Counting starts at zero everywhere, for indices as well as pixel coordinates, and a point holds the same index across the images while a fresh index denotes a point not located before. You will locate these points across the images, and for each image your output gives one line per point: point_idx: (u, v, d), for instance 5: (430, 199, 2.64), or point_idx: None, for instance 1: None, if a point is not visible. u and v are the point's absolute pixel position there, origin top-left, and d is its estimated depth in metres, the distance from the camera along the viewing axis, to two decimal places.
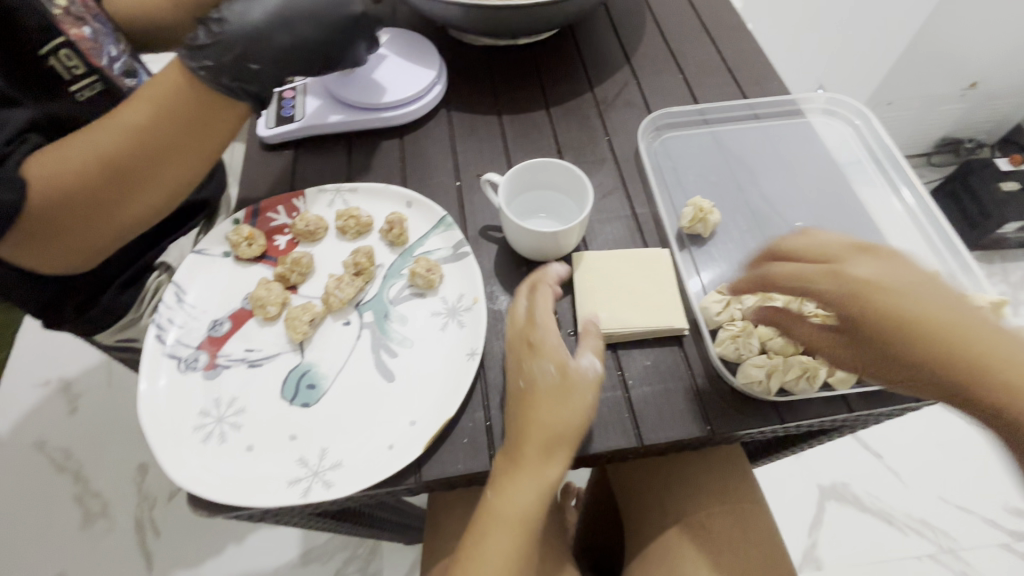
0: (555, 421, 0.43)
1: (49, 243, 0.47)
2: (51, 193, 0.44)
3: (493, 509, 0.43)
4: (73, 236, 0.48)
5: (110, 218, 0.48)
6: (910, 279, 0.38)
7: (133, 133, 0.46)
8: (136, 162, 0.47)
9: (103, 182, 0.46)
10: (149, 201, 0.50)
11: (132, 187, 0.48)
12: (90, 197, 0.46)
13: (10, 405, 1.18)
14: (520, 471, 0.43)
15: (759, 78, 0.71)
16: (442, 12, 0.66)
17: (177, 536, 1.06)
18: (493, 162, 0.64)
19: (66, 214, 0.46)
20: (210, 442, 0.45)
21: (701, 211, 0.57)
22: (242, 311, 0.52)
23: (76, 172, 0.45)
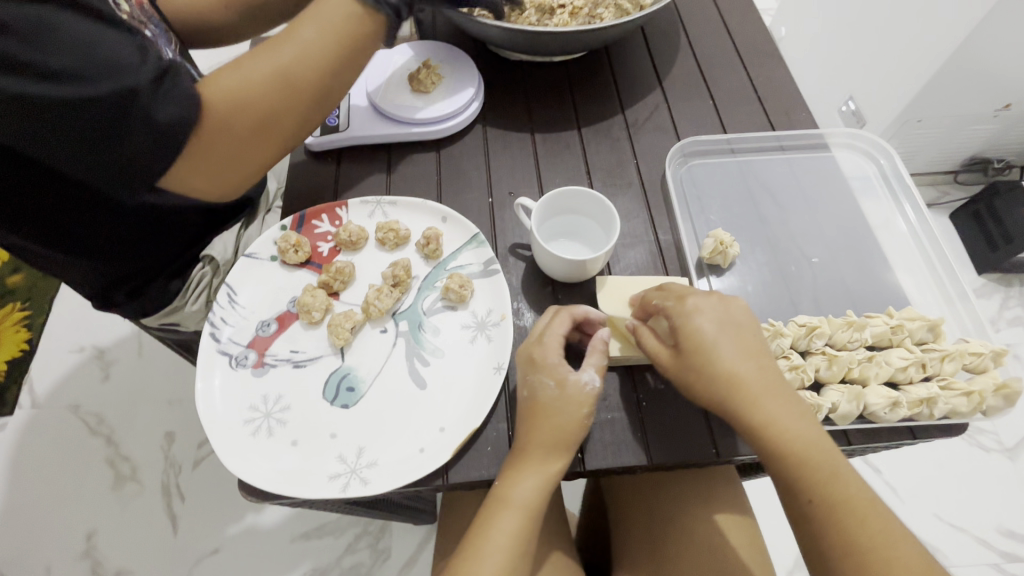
0: (555, 429, 0.47)
1: (219, 158, 0.52)
2: (232, 103, 0.50)
3: (497, 499, 0.47)
4: (250, 144, 0.53)
5: (278, 128, 0.54)
6: (776, 388, 0.46)
7: (300, 49, 0.52)
8: (302, 78, 0.52)
9: (276, 95, 0.52)
10: (306, 112, 0.55)
11: (296, 97, 0.53)
12: (263, 105, 0.52)
13: (49, 368, 1.26)
14: (522, 473, 0.47)
15: (788, 108, 0.72)
16: (485, 32, 0.68)
17: (200, 502, 1.13)
18: (524, 180, 0.67)
19: (245, 124, 0.51)
20: (258, 435, 0.50)
21: (721, 244, 0.59)
22: (288, 314, 0.57)
23: (253, 85, 0.51)
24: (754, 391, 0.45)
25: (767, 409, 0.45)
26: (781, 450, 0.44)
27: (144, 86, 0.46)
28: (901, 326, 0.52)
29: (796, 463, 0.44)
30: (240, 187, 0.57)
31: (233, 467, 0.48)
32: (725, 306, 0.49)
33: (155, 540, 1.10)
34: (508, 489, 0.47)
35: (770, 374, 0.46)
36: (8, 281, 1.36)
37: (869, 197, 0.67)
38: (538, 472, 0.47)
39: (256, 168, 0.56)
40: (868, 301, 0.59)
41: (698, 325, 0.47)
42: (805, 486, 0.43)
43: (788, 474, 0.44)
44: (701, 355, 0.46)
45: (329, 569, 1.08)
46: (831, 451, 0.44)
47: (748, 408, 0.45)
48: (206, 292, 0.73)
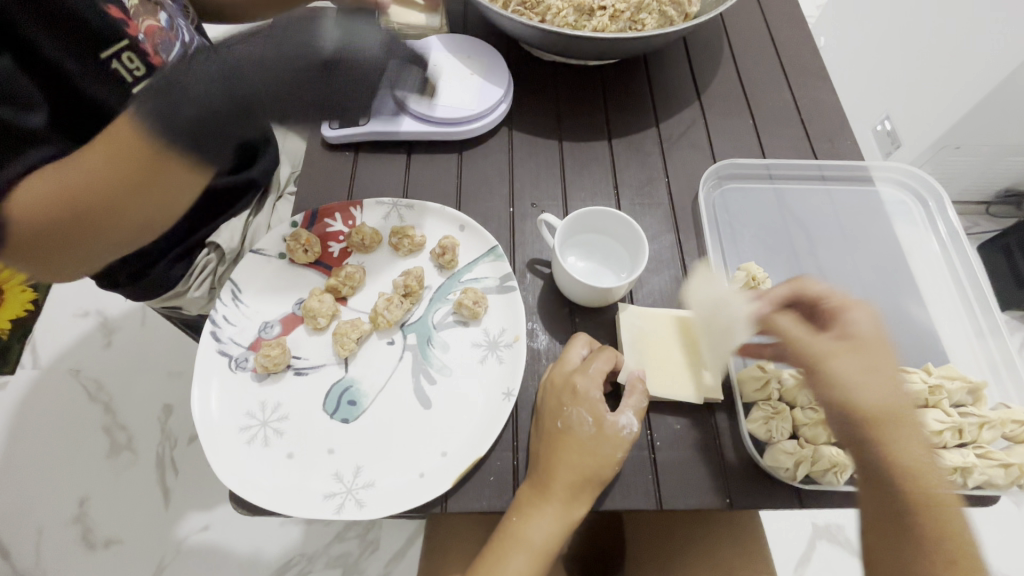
0: (582, 466, 0.45)
1: (36, 262, 0.46)
2: (24, 231, 0.43)
3: (512, 531, 0.45)
4: (72, 264, 0.48)
5: (101, 248, 0.48)
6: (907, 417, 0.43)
7: (118, 143, 0.43)
8: (92, 205, 0.44)
9: (71, 224, 0.44)
10: (139, 229, 0.48)
11: (122, 221, 0.47)
12: (82, 235, 0.46)
13: (52, 330, 1.25)
14: (541, 509, 0.45)
15: (832, 135, 0.69)
16: (521, 32, 0.65)
17: (193, 479, 1.12)
18: (549, 191, 0.64)
19: (45, 249, 0.45)
20: (254, 445, 0.48)
21: (754, 280, 0.56)
22: (293, 316, 0.54)
23: (58, 204, 0.43)
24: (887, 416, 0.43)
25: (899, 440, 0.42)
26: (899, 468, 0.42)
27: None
28: (940, 387, 0.49)
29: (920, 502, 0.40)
30: (82, 273, 0.51)
31: (227, 477, 0.46)
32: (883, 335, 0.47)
33: (145, 513, 1.09)
34: (524, 526, 0.45)
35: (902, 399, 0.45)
36: None
37: (912, 237, 0.63)
38: (552, 510, 0.45)
39: (81, 272, 0.51)
40: (905, 351, 0.55)
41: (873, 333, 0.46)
42: (933, 524, 0.40)
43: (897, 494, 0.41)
44: (839, 365, 0.45)
45: (315, 557, 1.07)
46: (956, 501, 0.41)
47: (881, 436, 0.43)
48: (210, 280, 0.70)
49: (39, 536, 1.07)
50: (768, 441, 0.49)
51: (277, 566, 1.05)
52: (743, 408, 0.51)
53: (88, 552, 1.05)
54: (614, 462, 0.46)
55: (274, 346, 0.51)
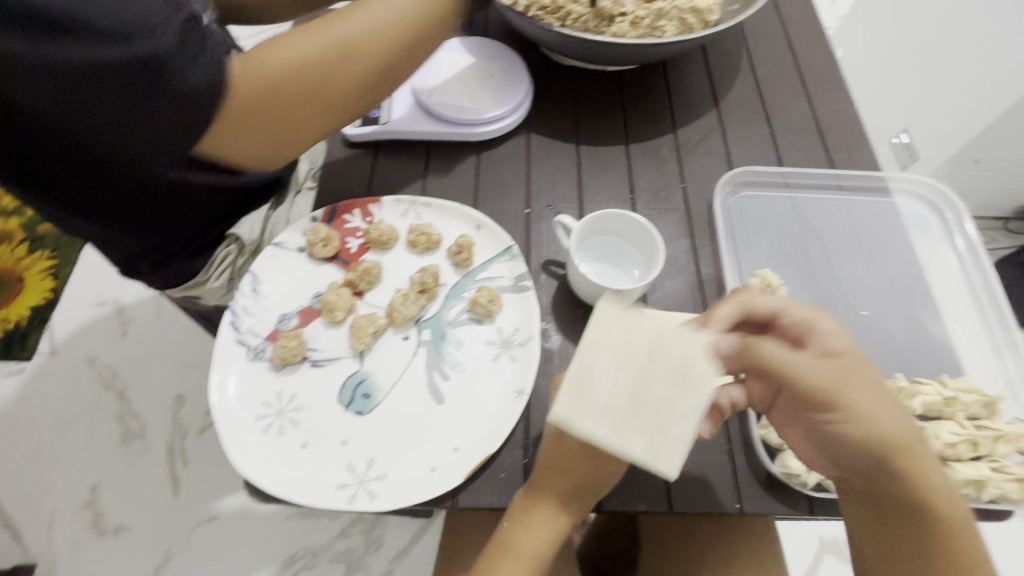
0: (574, 479, 0.45)
1: (252, 131, 0.52)
2: (264, 81, 0.50)
3: (506, 538, 0.47)
4: (287, 129, 0.54)
5: (314, 120, 0.54)
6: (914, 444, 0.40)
7: (334, 51, 0.52)
8: (345, 65, 0.53)
9: (312, 80, 0.52)
10: (320, 119, 0.55)
11: (304, 123, 0.54)
12: (273, 124, 0.52)
13: (69, 318, 1.27)
14: (534, 517, 0.46)
15: (850, 145, 0.69)
16: (541, 36, 0.66)
17: (203, 469, 1.14)
18: (565, 193, 0.64)
19: (282, 105, 0.51)
20: (269, 433, 0.49)
21: (769, 286, 0.56)
22: (311, 308, 0.55)
23: (272, 87, 0.50)
24: (918, 459, 0.40)
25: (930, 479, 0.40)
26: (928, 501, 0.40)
27: (167, 54, 0.44)
28: (955, 400, 0.49)
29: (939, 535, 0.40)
30: (266, 159, 0.56)
31: (242, 465, 0.47)
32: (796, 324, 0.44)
33: (155, 501, 1.11)
34: (517, 534, 0.46)
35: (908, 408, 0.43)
36: (39, 227, 1.38)
37: (930, 249, 0.63)
38: (551, 518, 0.46)
39: (269, 158, 0.56)
40: (920, 363, 0.55)
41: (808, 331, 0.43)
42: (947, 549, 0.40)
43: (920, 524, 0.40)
44: (851, 405, 0.40)
45: (320, 551, 1.08)
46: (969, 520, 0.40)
47: (911, 478, 0.40)
48: (229, 271, 0.72)
49: (52, 519, 1.09)
50: (779, 447, 0.50)
51: (282, 559, 1.06)
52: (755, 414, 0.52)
53: (99, 537, 1.07)
54: (610, 474, 0.46)
55: (292, 338, 0.52)
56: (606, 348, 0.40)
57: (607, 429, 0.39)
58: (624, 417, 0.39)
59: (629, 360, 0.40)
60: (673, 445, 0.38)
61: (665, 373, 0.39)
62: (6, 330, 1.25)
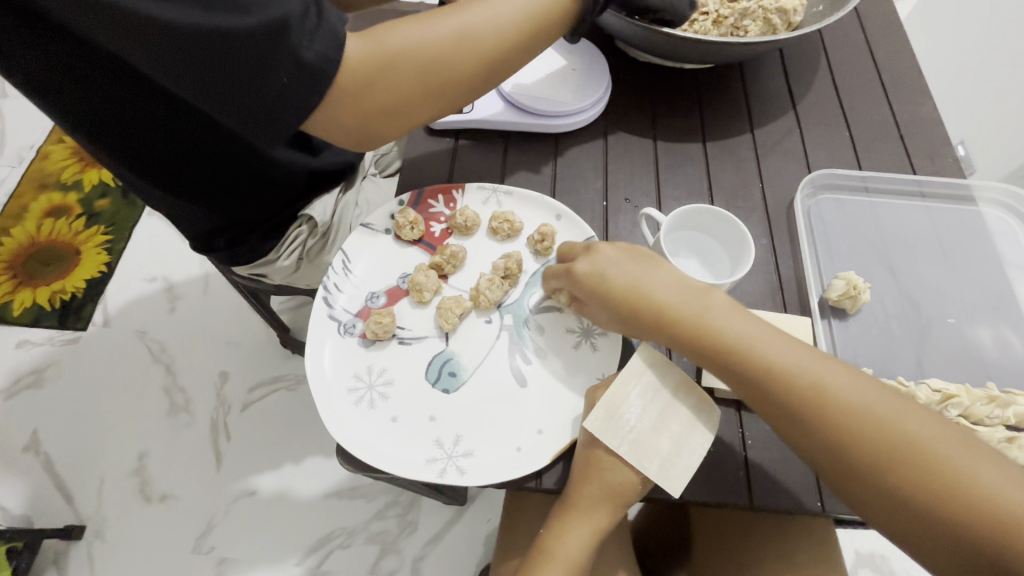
0: (602, 485, 0.47)
1: (358, 114, 0.54)
2: (376, 66, 0.52)
3: (545, 546, 0.50)
4: (391, 113, 0.55)
5: (417, 108, 0.56)
6: (727, 315, 0.47)
7: (451, 38, 0.54)
8: (451, 64, 0.55)
9: (419, 73, 0.54)
10: (421, 108, 0.57)
11: (411, 106, 0.56)
12: (383, 104, 0.54)
13: (123, 292, 1.32)
14: (569, 520, 0.49)
15: (932, 153, 0.68)
16: (623, 32, 0.67)
17: (245, 444, 1.17)
18: (643, 188, 0.65)
19: (389, 93, 0.54)
20: (361, 406, 0.50)
21: (854, 289, 0.56)
22: (398, 289, 0.57)
23: (388, 67, 0.52)
24: (721, 330, 0.47)
25: (740, 342, 0.46)
26: (823, 412, 0.43)
27: (293, 22, 0.45)
28: None
29: (785, 398, 0.44)
30: (366, 141, 0.58)
31: (336, 434, 0.48)
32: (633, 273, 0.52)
33: (199, 472, 1.14)
34: (553, 541, 0.49)
35: (737, 311, 0.48)
36: (97, 204, 1.43)
37: (1016, 260, 0.62)
38: (583, 528, 0.48)
39: (370, 139, 0.58)
40: (1002, 377, 0.55)
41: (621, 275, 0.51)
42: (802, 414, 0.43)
43: (808, 422, 0.43)
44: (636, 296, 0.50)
45: (356, 531, 1.10)
46: (815, 375, 0.44)
47: (726, 352, 0.46)
48: (299, 250, 0.74)
49: (101, 483, 1.13)
50: None
51: (320, 536, 1.09)
52: None
53: (145, 503, 1.11)
54: (637, 484, 0.47)
55: (384, 314, 0.54)
56: (642, 380, 0.47)
57: (629, 447, 0.46)
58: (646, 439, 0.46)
59: (657, 397, 0.47)
60: (680, 473, 0.45)
61: (683, 411, 0.47)
62: (63, 301, 1.30)
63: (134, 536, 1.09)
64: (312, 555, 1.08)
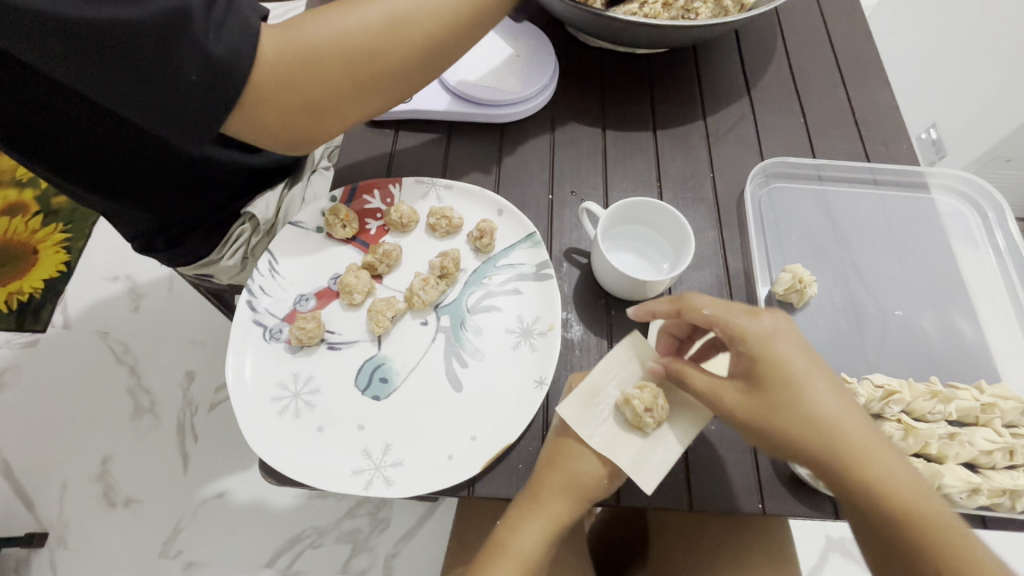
0: (571, 472, 0.45)
1: (279, 109, 0.49)
2: (296, 57, 0.47)
3: (504, 543, 0.46)
4: (321, 111, 0.51)
5: (348, 105, 0.52)
6: (807, 359, 0.42)
7: (379, 25, 0.50)
8: (383, 54, 0.50)
9: (347, 66, 0.49)
10: (354, 106, 0.52)
11: (341, 104, 0.52)
12: (309, 98, 0.49)
13: (83, 292, 1.27)
14: (534, 514, 0.45)
15: (887, 137, 0.66)
16: (570, 17, 0.64)
17: (212, 446, 1.14)
18: (590, 179, 0.63)
19: (315, 87, 0.49)
20: (285, 415, 0.48)
21: (800, 282, 0.54)
22: (329, 290, 0.54)
23: (308, 62, 0.48)
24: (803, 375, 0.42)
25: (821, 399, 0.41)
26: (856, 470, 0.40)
27: (195, 17, 0.41)
28: (993, 406, 0.48)
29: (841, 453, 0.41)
30: (296, 140, 0.53)
31: (256, 447, 0.46)
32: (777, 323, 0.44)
33: (164, 475, 1.11)
34: (512, 537, 0.45)
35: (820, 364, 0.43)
36: (54, 201, 1.37)
37: (970, 247, 0.60)
38: (540, 518, 0.45)
39: (301, 138, 0.53)
40: (953, 367, 0.54)
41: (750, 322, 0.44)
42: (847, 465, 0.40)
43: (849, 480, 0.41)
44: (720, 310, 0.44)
45: (327, 530, 1.08)
46: (869, 437, 0.41)
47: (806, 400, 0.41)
48: (243, 250, 0.67)
49: (64, 490, 1.09)
50: None
51: (290, 537, 1.07)
52: None
53: (110, 509, 1.08)
54: (604, 477, 0.46)
55: (309, 319, 0.51)
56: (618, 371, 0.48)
57: (602, 437, 0.46)
58: (622, 432, 0.47)
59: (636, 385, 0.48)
60: (653, 469, 0.45)
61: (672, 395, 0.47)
62: (20, 302, 1.25)
63: (97, 543, 1.05)
64: (282, 555, 1.06)
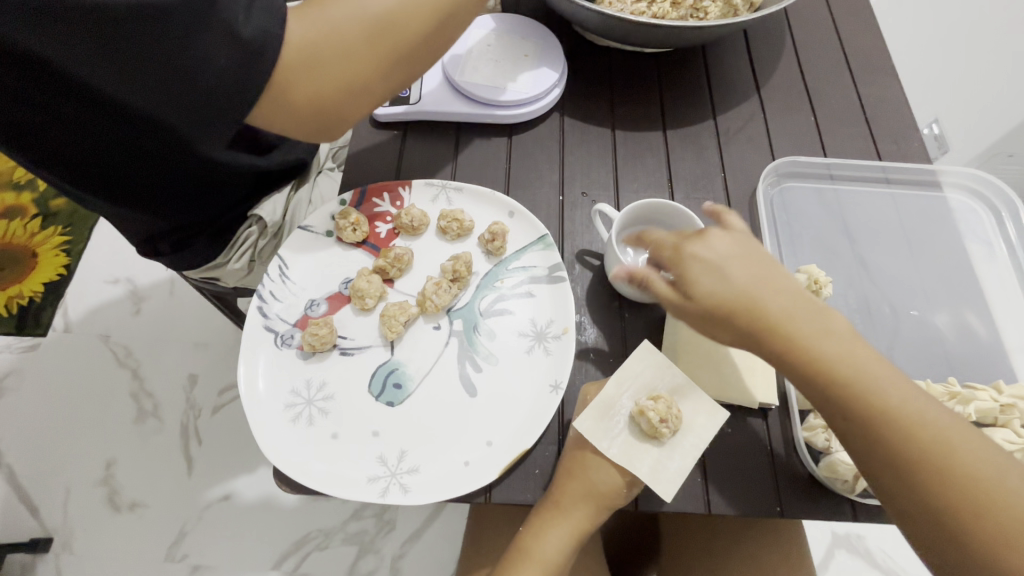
0: (589, 483, 0.46)
1: (307, 91, 0.48)
2: (321, 34, 0.46)
3: (527, 549, 0.47)
4: (348, 93, 0.50)
5: (374, 85, 0.51)
6: (749, 265, 0.41)
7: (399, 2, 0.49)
8: (405, 27, 0.49)
9: (372, 42, 0.48)
10: (380, 86, 0.51)
11: (368, 85, 0.50)
12: (336, 78, 0.48)
13: (84, 296, 1.27)
14: (555, 521, 0.47)
15: (897, 135, 0.66)
16: (579, 16, 0.63)
17: (217, 449, 1.14)
18: (601, 180, 0.62)
19: (341, 65, 0.48)
20: (300, 423, 0.48)
21: (816, 284, 0.54)
22: (340, 295, 0.54)
23: (332, 40, 0.47)
24: (757, 289, 0.40)
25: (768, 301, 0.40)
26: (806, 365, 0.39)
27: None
28: (1012, 407, 0.48)
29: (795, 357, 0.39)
30: (324, 128, 0.51)
31: (272, 456, 0.46)
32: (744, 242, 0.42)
33: (169, 479, 1.11)
34: (534, 544, 0.47)
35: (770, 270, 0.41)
36: (52, 204, 1.36)
37: (982, 246, 0.60)
38: (563, 527, 0.47)
39: (330, 125, 0.51)
40: (968, 367, 0.53)
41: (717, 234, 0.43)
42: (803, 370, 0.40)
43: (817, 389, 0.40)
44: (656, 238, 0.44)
45: (334, 532, 1.08)
46: (818, 331, 0.39)
47: (752, 304, 0.40)
48: (250, 253, 0.67)
49: (68, 495, 1.09)
50: (823, 450, 0.47)
51: (296, 539, 1.07)
52: (799, 416, 0.50)
53: (115, 513, 1.07)
54: (623, 487, 0.46)
55: (322, 325, 0.50)
56: (628, 377, 0.47)
57: (619, 448, 0.45)
58: (639, 442, 0.46)
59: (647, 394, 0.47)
60: (672, 476, 0.44)
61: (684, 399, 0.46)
62: (20, 306, 1.24)
63: (104, 548, 1.05)
64: (288, 558, 1.05)
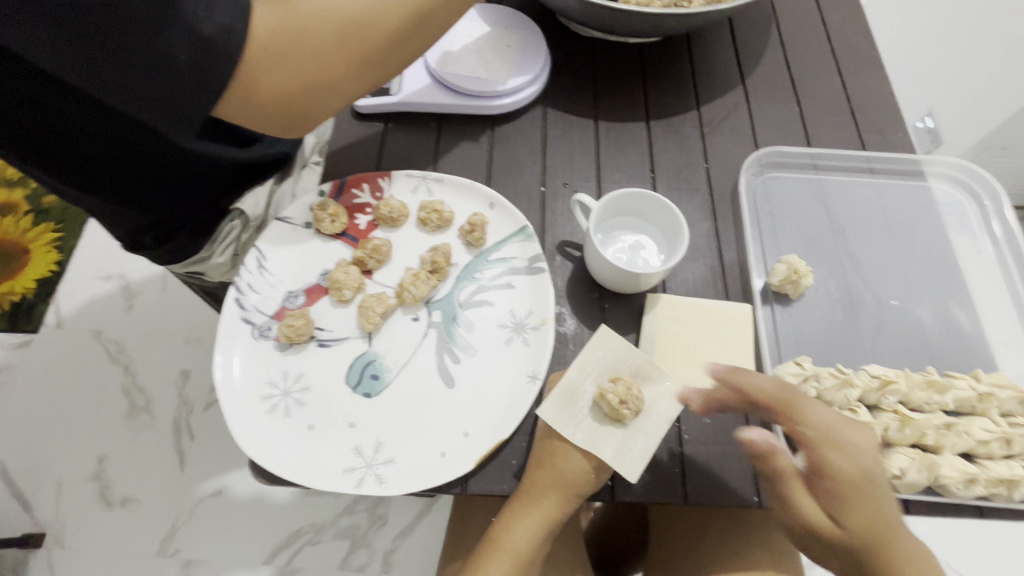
0: (557, 471, 0.45)
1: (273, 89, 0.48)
2: (289, 34, 0.46)
3: (501, 538, 0.47)
4: (314, 92, 0.50)
5: (342, 85, 0.51)
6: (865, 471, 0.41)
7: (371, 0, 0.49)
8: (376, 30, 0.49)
9: (341, 42, 0.48)
10: (347, 86, 0.52)
11: (336, 83, 0.50)
12: (303, 77, 0.48)
13: (75, 292, 1.26)
14: (525, 510, 0.46)
15: (883, 125, 0.65)
16: (561, 6, 0.62)
17: (209, 444, 1.14)
18: (582, 171, 0.62)
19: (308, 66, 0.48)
20: (275, 414, 0.47)
21: (795, 273, 0.54)
22: (317, 287, 0.54)
23: (298, 34, 0.46)
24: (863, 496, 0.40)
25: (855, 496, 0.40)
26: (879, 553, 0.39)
27: None
28: (990, 396, 0.48)
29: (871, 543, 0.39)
30: (288, 123, 0.52)
31: (246, 447, 0.45)
32: (876, 500, 0.40)
33: (161, 474, 1.11)
34: (505, 532, 0.47)
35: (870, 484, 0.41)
36: (44, 200, 1.36)
37: (966, 236, 0.60)
38: (533, 516, 0.46)
39: (294, 121, 0.52)
40: (949, 358, 0.53)
41: (855, 474, 0.41)
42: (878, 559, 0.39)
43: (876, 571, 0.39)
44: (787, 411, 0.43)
45: (326, 527, 1.08)
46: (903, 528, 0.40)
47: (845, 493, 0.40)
48: (234, 247, 0.67)
49: (60, 490, 1.09)
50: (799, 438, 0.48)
51: (288, 534, 1.07)
52: None
53: (106, 509, 1.07)
54: (590, 472, 0.45)
55: (298, 317, 0.50)
56: (600, 364, 0.48)
57: (584, 434, 0.45)
58: (601, 426, 0.46)
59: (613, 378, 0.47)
60: (637, 458, 0.44)
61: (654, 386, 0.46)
62: (12, 302, 1.24)
63: (95, 543, 1.05)
64: (279, 553, 1.05)
